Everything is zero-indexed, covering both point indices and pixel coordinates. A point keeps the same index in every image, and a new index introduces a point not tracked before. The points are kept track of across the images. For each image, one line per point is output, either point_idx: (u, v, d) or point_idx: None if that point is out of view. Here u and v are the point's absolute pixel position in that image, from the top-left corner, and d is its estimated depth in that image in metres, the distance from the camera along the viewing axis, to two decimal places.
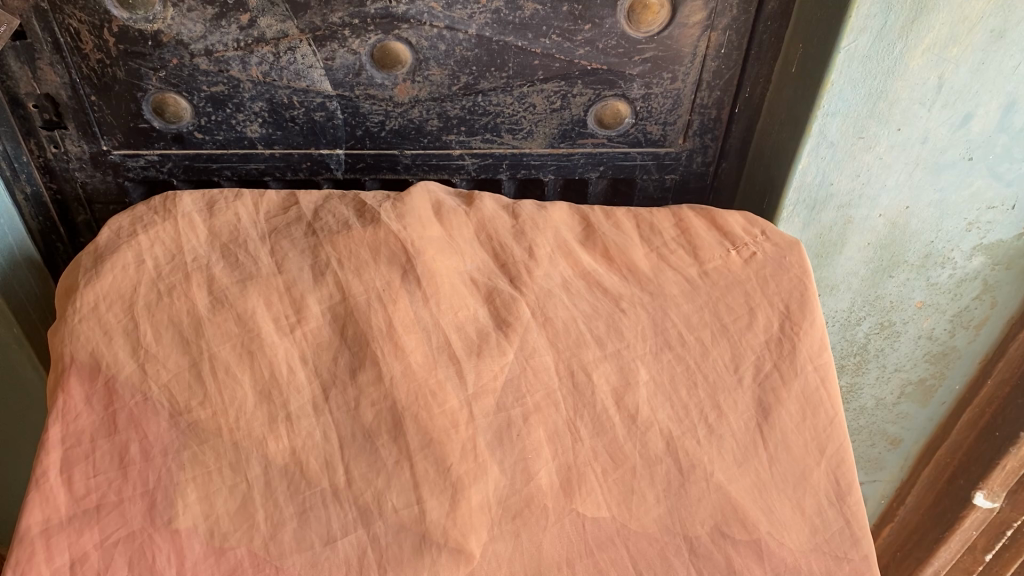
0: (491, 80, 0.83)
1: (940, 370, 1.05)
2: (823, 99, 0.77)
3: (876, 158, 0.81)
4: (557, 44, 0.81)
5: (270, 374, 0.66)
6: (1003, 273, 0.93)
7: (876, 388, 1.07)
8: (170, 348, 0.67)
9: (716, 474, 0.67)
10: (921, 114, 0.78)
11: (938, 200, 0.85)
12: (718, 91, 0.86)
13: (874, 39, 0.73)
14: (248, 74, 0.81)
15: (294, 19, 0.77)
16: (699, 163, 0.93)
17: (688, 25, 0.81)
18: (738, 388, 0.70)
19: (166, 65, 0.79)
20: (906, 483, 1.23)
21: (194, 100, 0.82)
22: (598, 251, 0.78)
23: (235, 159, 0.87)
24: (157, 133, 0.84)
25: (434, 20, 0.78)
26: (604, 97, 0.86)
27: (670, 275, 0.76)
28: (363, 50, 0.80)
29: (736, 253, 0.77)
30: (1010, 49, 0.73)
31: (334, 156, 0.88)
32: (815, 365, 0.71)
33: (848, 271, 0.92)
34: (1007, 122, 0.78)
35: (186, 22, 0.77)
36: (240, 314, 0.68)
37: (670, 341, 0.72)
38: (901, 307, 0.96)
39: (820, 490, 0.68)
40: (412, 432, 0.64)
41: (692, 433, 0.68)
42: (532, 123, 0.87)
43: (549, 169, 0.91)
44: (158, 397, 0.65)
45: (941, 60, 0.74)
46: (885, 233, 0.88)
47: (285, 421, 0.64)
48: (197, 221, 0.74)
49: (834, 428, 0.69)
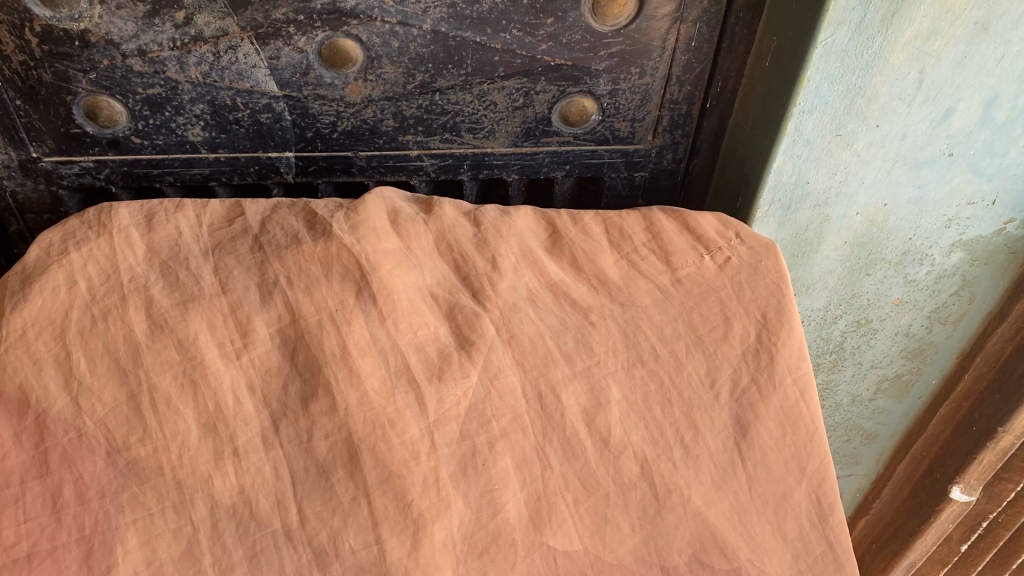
0: (449, 78, 0.78)
1: (917, 365, 1.03)
2: (799, 96, 0.73)
3: (854, 155, 0.78)
4: (518, 39, 0.76)
5: (216, 406, 0.61)
6: (982, 269, 0.91)
7: (851, 385, 1.05)
8: (106, 379, 0.61)
9: (694, 499, 0.63)
10: (901, 110, 0.74)
11: (916, 198, 0.82)
12: (689, 86, 0.82)
13: (853, 33, 0.69)
14: (187, 76, 0.75)
15: (234, 16, 0.72)
16: (669, 160, 0.89)
17: (657, 17, 0.76)
18: (714, 404, 0.67)
19: (97, 67, 0.73)
20: (880, 477, 1.21)
21: (129, 103, 0.76)
22: (566, 260, 0.73)
23: (177, 164, 0.81)
24: (91, 138, 0.78)
25: (386, 15, 0.73)
26: (568, 94, 0.81)
27: (641, 284, 0.72)
28: (310, 48, 0.75)
29: (709, 259, 0.74)
30: (993, 43, 0.70)
31: (283, 159, 0.82)
32: (794, 378, 0.68)
33: (824, 271, 0.89)
34: (989, 117, 0.75)
35: (115, 21, 0.71)
36: (182, 340, 0.63)
37: (642, 355, 0.68)
38: (878, 305, 0.94)
39: (801, 512, 0.65)
40: (370, 465, 0.60)
41: (667, 456, 0.65)
42: (493, 122, 0.82)
43: (512, 169, 0.87)
44: (93, 434, 0.60)
45: (922, 54, 0.70)
46: (863, 231, 0.85)
47: (233, 456, 0.60)
48: (135, 236, 0.69)
49: (814, 444, 0.66)
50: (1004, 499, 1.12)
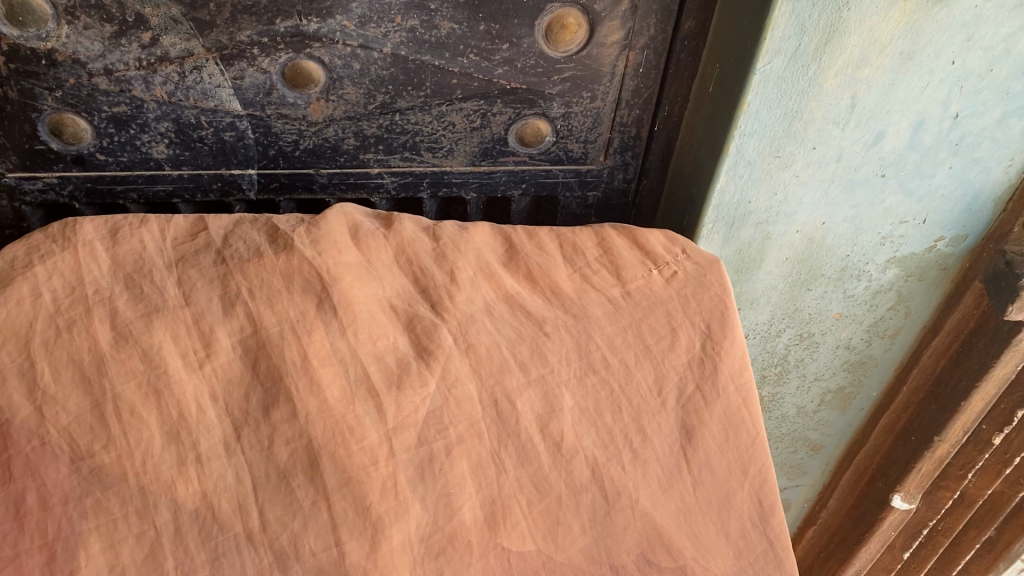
0: (408, 100, 0.81)
1: (858, 378, 1.08)
2: (740, 120, 0.77)
3: (793, 176, 0.82)
4: (475, 64, 0.79)
5: (179, 414, 0.63)
6: (916, 284, 0.96)
7: (796, 397, 1.09)
8: (71, 389, 0.63)
9: (642, 501, 0.66)
10: (836, 133, 0.79)
11: (853, 216, 0.86)
12: (638, 109, 0.86)
13: (789, 61, 0.73)
14: (152, 94, 0.77)
15: (200, 38, 0.74)
16: (621, 180, 0.93)
17: (607, 44, 0.80)
18: (661, 411, 0.70)
19: (63, 85, 0.75)
20: (827, 487, 1.26)
21: (95, 121, 0.78)
22: (522, 273, 0.77)
23: (141, 181, 0.83)
24: (55, 154, 0.80)
25: (348, 39, 0.76)
26: (524, 116, 0.85)
27: (594, 296, 0.75)
28: (273, 69, 0.77)
29: (657, 273, 0.77)
30: (918, 71, 0.75)
31: (246, 176, 0.85)
32: (736, 386, 0.72)
33: (766, 285, 0.93)
34: (917, 140, 0.80)
35: (82, 41, 0.72)
36: (146, 350, 0.64)
37: (594, 364, 0.71)
38: (819, 319, 0.98)
39: (743, 513, 0.68)
40: (330, 470, 0.62)
41: (617, 460, 0.68)
42: (452, 141, 0.86)
43: (470, 187, 0.90)
44: (57, 441, 0.61)
45: (853, 81, 0.75)
46: (803, 248, 0.89)
47: (195, 462, 0.61)
48: (100, 249, 0.71)
49: (756, 448, 0.70)
50: (943, 507, 1.16)
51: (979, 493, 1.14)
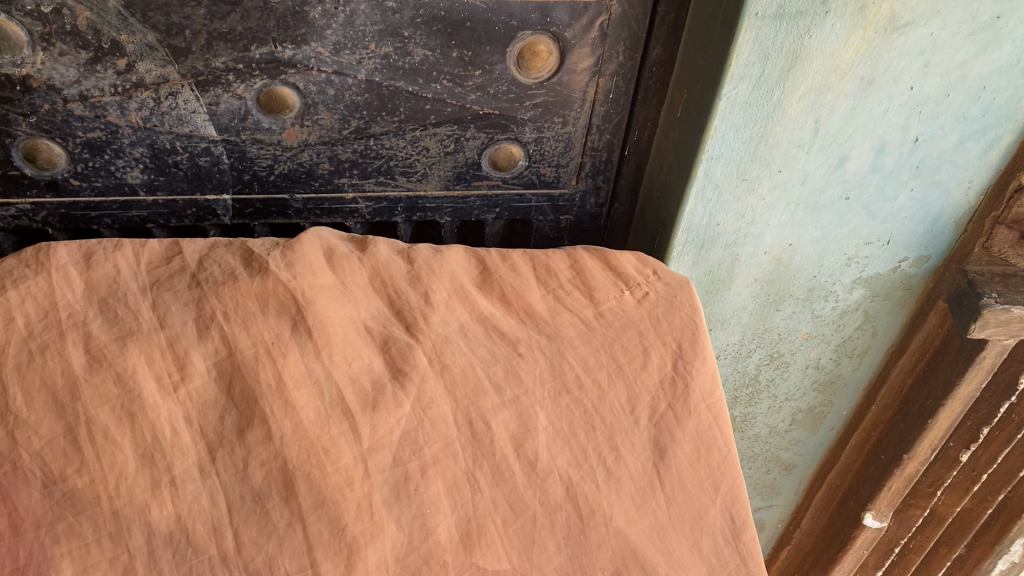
0: (383, 125, 0.82)
1: (829, 397, 1.10)
2: (707, 144, 0.79)
3: (759, 199, 0.84)
4: (448, 89, 0.81)
5: (153, 437, 0.63)
6: (882, 304, 0.98)
7: (768, 417, 1.11)
8: (44, 413, 0.63)
9: (616, 519, 0.67)
10: (800, 157, 0.81)
11: (819, 238, 0.88)
12: (608, 135, 0.88)
13: (753, 86, 0.75)
14: (127, 120, 0.77)
15: (175, 64, 0.74)
16: (593, 204, 0.94)
17: (577, 71, 0.82)
18: (634, 429, 0.71)
19: (38, 110, 0.75)
20: (800, 507, 1.27)
21: (69, 147, 0.78)
22: (496, 295, 0.78)
23: (115, 206, 0.83)
24: (29, 180, 0.80)
25: (322, 65, 0.77)
26: (497, 141, 0.86)
27: (567, 317, 0.77)
28: (248, 95, 0.78)
29: (629, 294, 0.79)
30: (878, 96, 0.77)
31: (221, 202, 0.85)
32: (707, 405, 0.73)
33: (736, 306, 0.95)
34: (879, 163, 0.82)
35: (57, 67, 0.73)
36: (120, 373, 0.64)
37: (568, 384, 0.72)
38: (789, 339, 1.00)
39: (716, 529, 0.69)
40: (304, 492, 0.62)
41: (591, 478, 0.68)
42: (425, 166, 0.87)
43: (444, 211, 0.91)
44: (29, 466, 0.61)
45: (816, 106, 0.77)
46: (771, 269, 0.91)
47: (169, 485, 0.61)
48: (73, 273, 0.71)
49: (727, 466, 0.72)
50: (914, 525, 1.19)
51: (949, 509, 1.16)
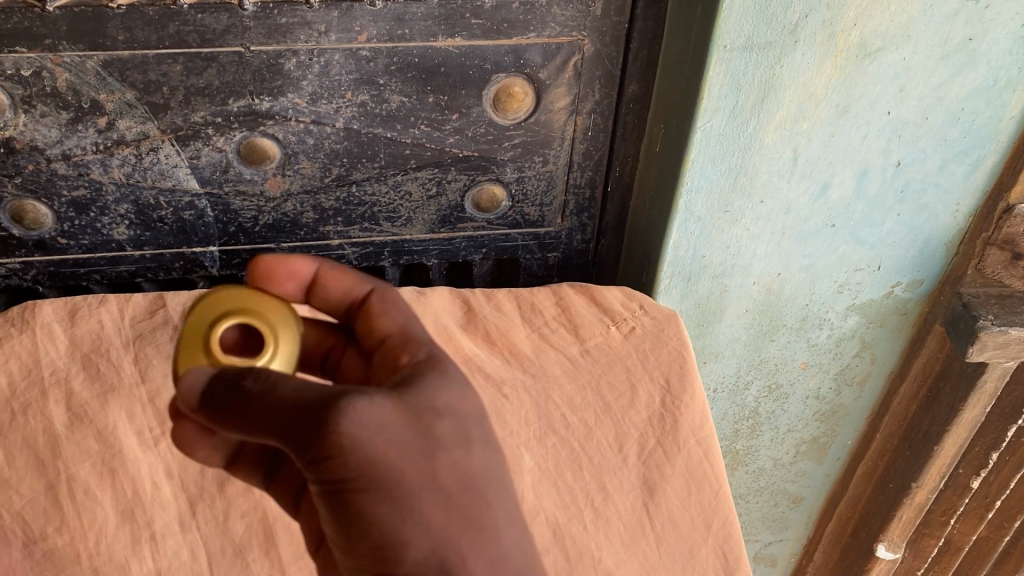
0: (364, 171, 0.83)
1: (832, 427, 1.07)
2: (686, 177, 0.79)
3: (743, 230, 0.84)
4: (427, 134, 0.81)
5: (133, 493, 0.65)
6: (878, 331, 0.96)
7: (771, 449, 1.09)
8: (24, 472, 0.63)
9: (605, 560, 0.66)
10: (782, 186, 0.81)
11: (807, 266, 0.88)
12: (589, 172, 0.88)
13: (728, 118, 0.75)
14: (110, 177, 0.78)
15: (155, 120, 0.75)
16: (580, 240, 0.94)
17: (554, 110, 0.82)
18: (623, 467, 0.71)
19: (22, 172, 0.76)
20: (812, 540, 1.24)
21: (55, 206, 0.79)
22: (480, 335, 0.78)
23: (103, 262, 0.84)
24: (17, 240, 0.81)
25: (300, 115, 0.78)
26: (478, 182, 0.86)
27: (551, 355, 0.77)
28: (229, 147, 0.79)
29: (615, 329, 0.79)
30: (855, 122, 0.77)
31: (208, 254, 0.86)
32: (697, 440, 0.72)
33: (729, 338, 0.94)
34: (862, 189, 0.82)
35: (39, 128, 0.74)
36: (101, 430, 0.66)
37: (554, 424, 0.72)
38: (786, 369, 0.98)
39: (708, 568, 0.68)
40: (283, 543, 0.65)
41: (578, 519, 0.68)
42: (409, 210, 0.87)
43: (431, 254, 0.91)
44: (10, 526, 0.61)
45: (793, 134, 0.77)
46: (762, 299, 0.90)
47: (149, 540, 0.64)
48: (58, 331, 0.71)
49: (719, 502, 0.70)
50: (929, 554, 1.17)
51: (964, 538, 1.15)
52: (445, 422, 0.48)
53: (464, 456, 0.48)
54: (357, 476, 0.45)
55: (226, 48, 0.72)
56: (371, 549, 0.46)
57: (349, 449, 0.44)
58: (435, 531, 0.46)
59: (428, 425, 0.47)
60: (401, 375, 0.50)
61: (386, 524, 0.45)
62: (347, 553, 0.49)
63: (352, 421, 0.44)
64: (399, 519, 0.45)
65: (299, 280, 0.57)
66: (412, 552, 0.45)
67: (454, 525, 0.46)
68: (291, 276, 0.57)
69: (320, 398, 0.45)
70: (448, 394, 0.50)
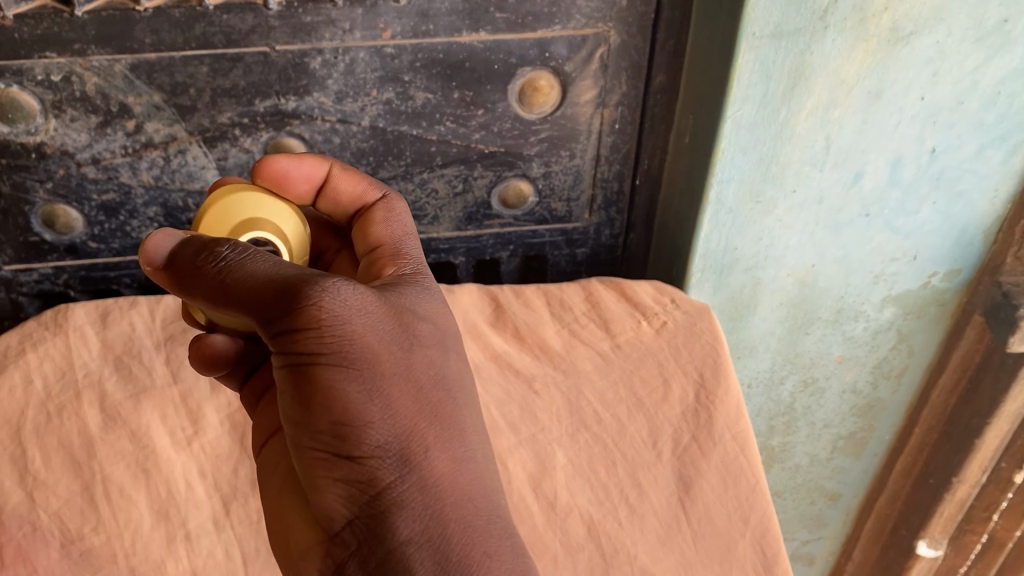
0: (390, 169, 0.83)
1: (869, 422, 1.05)
2: (716, 167, 0.78)
3: (776, 221, 0.82)
4: (452, 130, 0.81)
5: (167, 492, 0.65)
6: (915, 322, 0.94)
7: (807, 445, 1.07)
8: (60, 473, 0.64)
9: (640, 556, 0.65)
10: (814, 175, 0.79)
11: (842, 257, 0.86)
12: (618, 165, 0.87)
13: (758, 107, 0.74)
14: (139, 180, 0.79)
15: (182, 121, 0.76)
16: (608, 236, 0.93)
17: (580, 104, 0.82)
18: (656, 463, 0.69)
19: (53, 176, 0.77)
20: (851, 538, 1.22)
21: (85, 210, 0.80)
22: (509, 332, 0.78)
23: (134, 266, 0.85)
24: (49, 246, 0.81)
25: (326, 114, 0.78)
26: (505, 178, 0.86)
27: (582, 351, 0.77)
28: (255, 148, 0.79)
29: (646, 324, 0.78)
30: (888, 108, 0.75)
31: None
32: (732, 434, 0.71)
33: (762, 332, 0.93)
34: (897, 177, 0.80)
35: (69, 133, 0.75)
36: (134, 430, 0.67)
37: (586, 420, 0.72)
38: (821, 363, 0.97)
39: (747, 563, 0.65)
40: None
41: (613, 516, 0.67)
42: (436, 208, 0.87)
43: (458, 252, 0.91)
44: (48, 526, 0.62)
45: (824, 122, 0.76)
46: (796, 292, 0.89)
47: (184, 540, 0.63)
48: (90, 333, 0.73)
49: (756, 496, 0.68)
50: (971, 551, 1.14)
51: (1009, 535, 1.12)
52: (421, 325, 0.53)
53: (437, 360, 0.53)
54: (333, 352, 0.48)
55: (251, 48, 0.73)
56: (330, 424, 0.48)
57: (331, 321, 0.48)
58: (397, 421, 0.49)
59: (405, 325, 0.52)
60: (383, 281, 0.58)
61: (351, 402, 0.48)
62: (292, 431, 0.50)
63: (332, 294, 0.48)
64: (367, 398, 0.48)
65: (311, 183, 0.65)
66: (374, 432, 0.48)
67: (419, 418, 0.50)
68: (305, 179, 0.65)
69: (300, 274, 0.49)
70: (420, 301, 0.56)
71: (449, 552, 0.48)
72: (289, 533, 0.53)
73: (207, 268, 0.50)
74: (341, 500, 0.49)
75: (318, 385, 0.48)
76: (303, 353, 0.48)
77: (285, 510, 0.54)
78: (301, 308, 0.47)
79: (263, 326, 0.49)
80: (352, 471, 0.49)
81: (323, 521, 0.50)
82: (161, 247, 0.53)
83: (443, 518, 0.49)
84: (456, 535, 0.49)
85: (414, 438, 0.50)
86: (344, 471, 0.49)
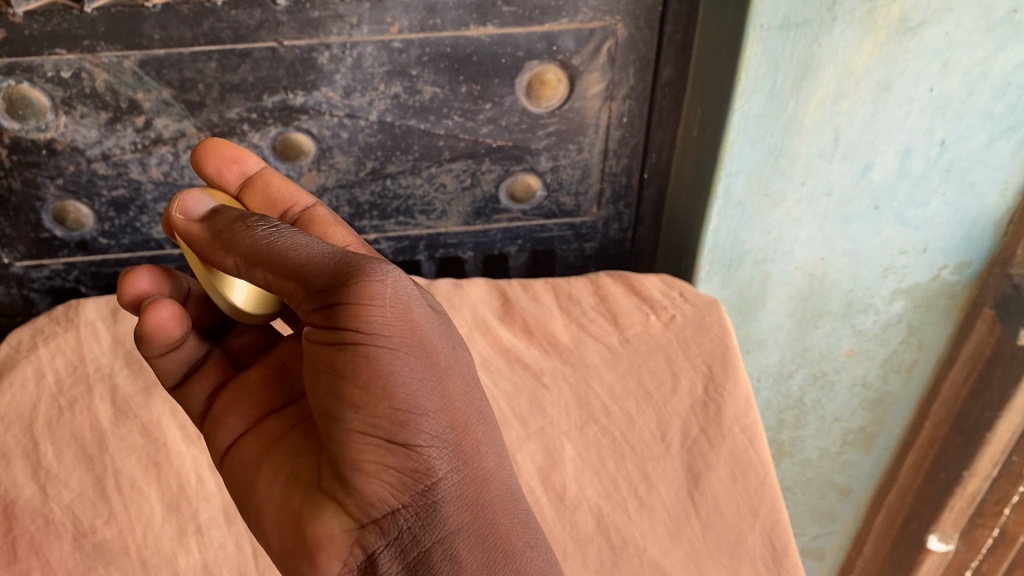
0: (398, 164, 0.83)
1: (879, 416, 1.05)
2: (725, 160, 0.78)
3: (785, 213, 0.82)
4: (460, 125, 0.81)
5: (178, 486, 0.66)
6: (926, 315, 0.94)
7: (817, 439, 1.06)
8: (72, 467, 0.65)
9: (650, 550, 0.65)
10: (823, 167, 0.79)
11: (851, 250, 0.86)
12: (625, 159, 0.87)
13: (766, 99, 0.74)
14: (149, 176, 0.79)
15: (191, 117, 0.76)
16: (616, 230, 0.93)
17: (588, 97, 0.81)
18: (665, 456, 0.69)
19: (64, 173, 0.77)
20: (861, 533, 1.21)
21: (95, 206, 0.80)
22: (518, 326, 0.78)
23: (144, 261, 0.85)
24: (60, 241, 0.82)
25: (334, 109, 0.78)
26: (513, 173, 0.86)
27: (591, 344, 0.77)
28: (264, 143, 0.79)
29: (655, 317, 0.78)
30: (897, 99, 0.75)
31: None
32: (741, 427, 0.71)
33: (772, 326, 0.92)
34: (906, 169, 0.80)
35: (79, 129, 0.75)
36: (145, 424, 0.68)
37: (594, 414, 0.72)
38: (830, 356, 0.96)
39: (756, 556, 0.65)
40: None
41: (621, 508, 0.67)
42: (444, 203, 0.87)
43: (467, 246, 0.91)
44: (60, 519, 0.62)
45: (833, 114, 0.75)
46: (805, 285, 0.89)
47: (195, 533, 0.64)
48: (101, 328, 0.73)
49: (765, 489, 0.68)
50: (982, 546, 1.14)
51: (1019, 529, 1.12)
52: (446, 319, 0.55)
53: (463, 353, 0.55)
54: (395, 339, 0.48)
55: (260, 44, 0.73)
56: (390, 410, 0.47)
57: (395, 305, 0.48)
58: (445, 412, 0.50)
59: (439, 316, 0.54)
60: None
61: (411, 390, 0.48)
62: (334, 421, 0.48)
63: (396, 282, 0.48)
64: (424, 387, 0.49)
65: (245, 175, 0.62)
66: (431, 421, 0.49)
67: (460, 409, 0.52)
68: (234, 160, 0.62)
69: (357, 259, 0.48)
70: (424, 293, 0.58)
71: (495, 542, 0.52)
72: (303, 527, 0.49)
73: (255, 231, 0.50)
74: (393, 489, 0.49)
75: (379, 370, 0.47)
76: (368, 336, 0.47)
77: (291, 506, 0.51)
78: (371, 294, 0.47)
79: (318, 307, 0.47)
80: (408, 460, 0.48)
81: (365, 509, 0.49)
82: (199, 203, 0.53)
83: (492, 508, 0.53)
84: (502, 526, 0.53)
85: (459, 429, 0.52)
86: (399, 460, 0.48)
